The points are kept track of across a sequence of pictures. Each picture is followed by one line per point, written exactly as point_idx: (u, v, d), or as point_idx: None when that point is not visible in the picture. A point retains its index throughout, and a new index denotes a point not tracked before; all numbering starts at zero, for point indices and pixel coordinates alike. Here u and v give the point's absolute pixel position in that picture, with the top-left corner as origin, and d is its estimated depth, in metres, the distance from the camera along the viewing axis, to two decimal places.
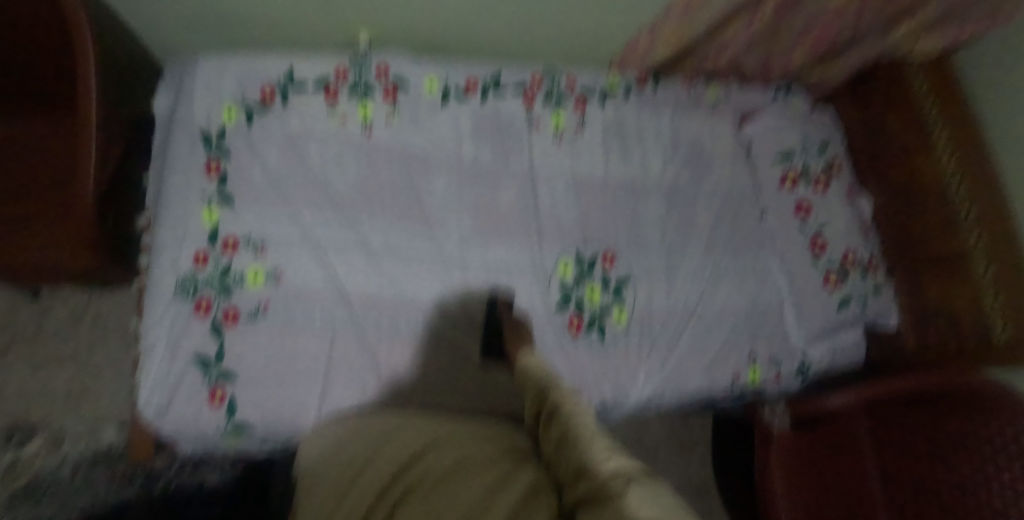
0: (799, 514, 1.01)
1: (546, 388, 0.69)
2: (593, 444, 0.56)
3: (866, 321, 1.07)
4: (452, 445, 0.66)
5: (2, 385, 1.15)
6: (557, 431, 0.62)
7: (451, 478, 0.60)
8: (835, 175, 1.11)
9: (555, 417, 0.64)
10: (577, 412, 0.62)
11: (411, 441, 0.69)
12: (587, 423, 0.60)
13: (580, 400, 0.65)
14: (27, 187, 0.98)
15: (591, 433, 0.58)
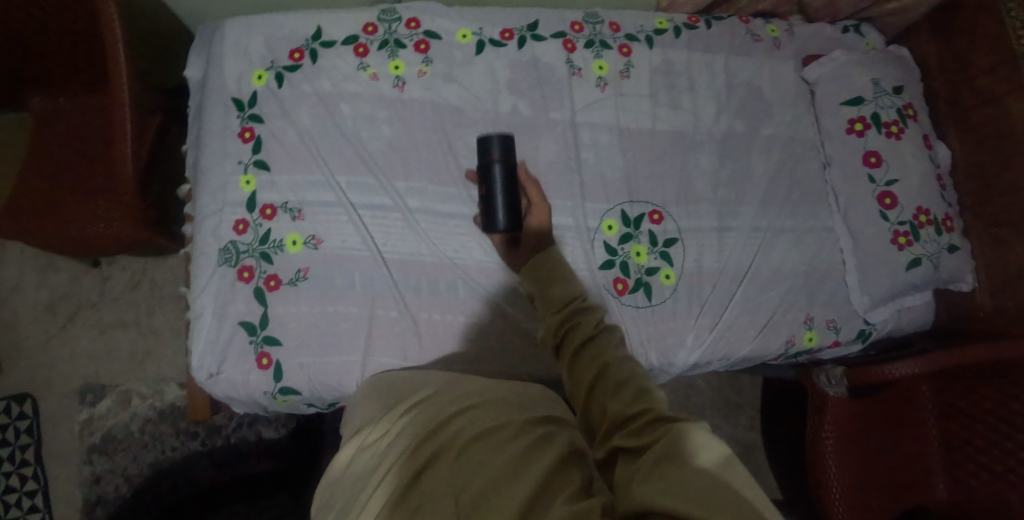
0: (854, 486, 0.95)
1: (574, 314, 0.62)
2: (635, 392, 0.53)
3: (938, 283, 0.98)
4: (492, 406, 0.59)
5: (74, 347, 1.22)
6: (595, 373, 0.56)
7: (471, 454, 0.51)
8: (910, 120, 1.00)
9: (592, 355, 0.58)
10: (618, 353, 0.58)
11: (424, 415, 0.60)
12: (631, 369, 0.56)
13: (614, 336, 0.60)
14: (78, 162, 1.00)
15: (637, 380, 0.54)
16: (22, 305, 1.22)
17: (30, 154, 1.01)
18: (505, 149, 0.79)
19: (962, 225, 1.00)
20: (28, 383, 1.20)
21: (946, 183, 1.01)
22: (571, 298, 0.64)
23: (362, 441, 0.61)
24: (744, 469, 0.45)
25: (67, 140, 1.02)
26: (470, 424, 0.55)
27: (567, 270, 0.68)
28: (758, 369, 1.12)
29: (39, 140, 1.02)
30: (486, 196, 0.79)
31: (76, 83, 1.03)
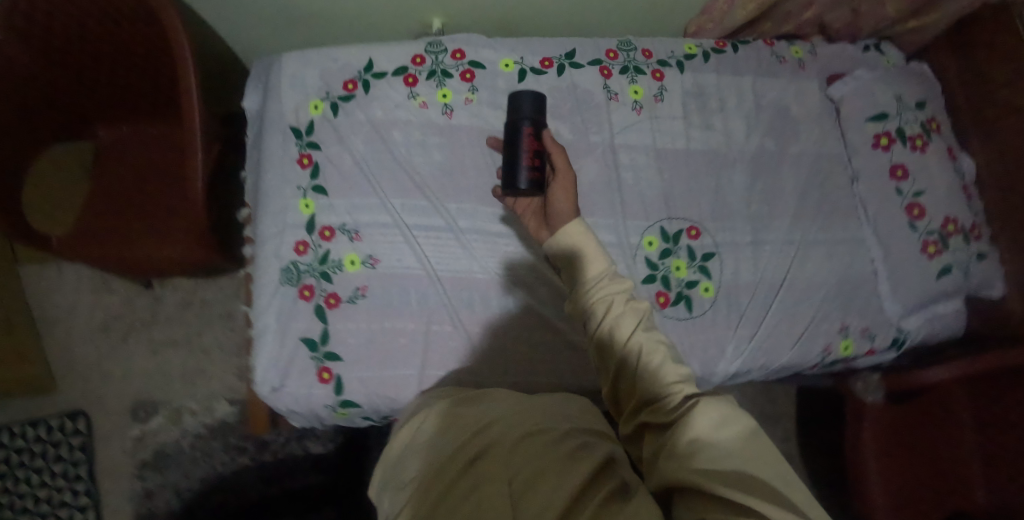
0: (894, 491, 0.97)
1: (601, 291, 0.64)
2: (661, 372, 0.57)
3: (968, 290, 1.02)
4: (535, 411, 0.61)
5: (127, 365, 1.26)
6: (623, 351, 0.60)
7: (523, 447, 0.54)
8: (934, 134, 1.04)
9: (620, 333, 0.61)
10: (646, 331, 0.61)
11: (473, 415, 0.62)
12: (658, 349, 0.59)
13: (640, 311, 0.63)
14: (143, 189, 1.07)
15: (663, 360, 0.58)
16: (76, 326, 1.27)
17: (107, 182, 1.09)
18: (536, 110, 0.86)
19: (989, 235, 1.04)
20: (82, 400, 1.25)
21: (972, 194, 1.05)
22: (597, 274, 0.66)
23: (412, 434, 0.63)
24: (764, 438, 0.50)
25: (140, 167, 1.09)
26: (517, 422, 0.58)
27: (593, 243, 0.70)
28: (793, 379, 1.15)
29: (115, 169, 1.10)
30: (527, 149, 0.83)
31: (149, 114, 1.10)
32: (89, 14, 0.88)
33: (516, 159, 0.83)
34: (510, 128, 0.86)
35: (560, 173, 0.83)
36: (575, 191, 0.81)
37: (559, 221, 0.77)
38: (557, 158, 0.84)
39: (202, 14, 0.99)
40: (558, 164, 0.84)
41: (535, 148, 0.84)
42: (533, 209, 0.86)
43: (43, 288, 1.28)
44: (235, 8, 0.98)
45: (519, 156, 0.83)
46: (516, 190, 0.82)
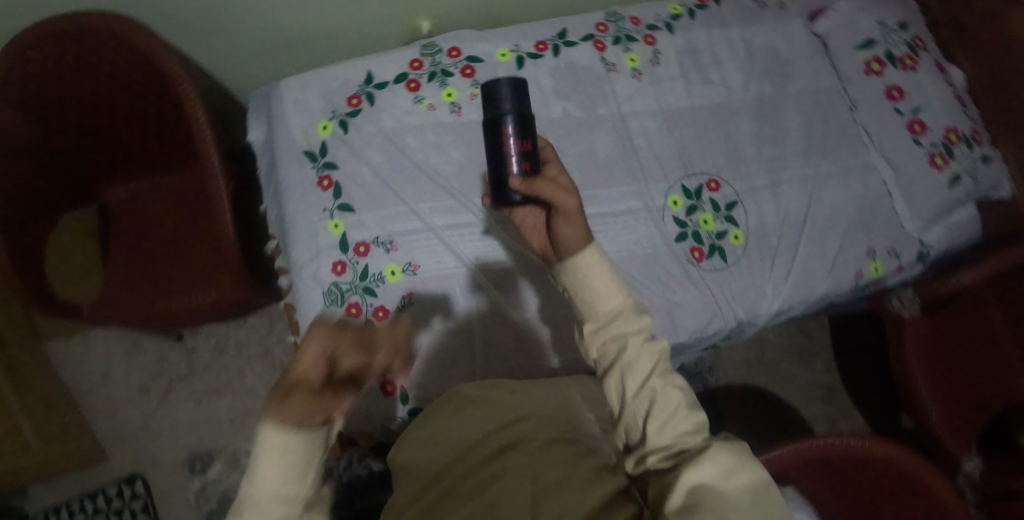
0: (942, 395, 1.02)
1: (612, 334, 0.59)
2: (666, 418, 0.55)
3: (980, 194, 1.06)
4: (561, 417, 0.62)
5: (173, 419, 1.26)
6: (632, 400, 0.57)
7: (552, 449, 0.54)
8: (921, 52, 1.08)
9: (632, 379, 0.57)
10: (661, 376, 0.57)
11: (496, 404, 0.62)
12: (672, 396, 0.56)
13: (654, 356, 0.58)
14: (165, 240, 1.07)
15: (677, 410, 0.56)
16: (114, 391, 1.26)
17: (129, 241, 1.08)
18: (518, 100, 0.69)
19: (989, 138, 1.08)
20: (134, 464, 1.24)
21: (967, 101, 1.08)
22: (611, 311, 0.59)
23: (442, 416, 0.65)
24: (774, 491, 0.48)
25: (160, 220, 1.08)
26: (546, 422, 0.59)
27: (608, 274, 0.60)
28: (828, 310, 1.19)
29: (134, 227, 1.09)
30: (515, 152, 0.68)
31: (162, 164, 1.08)
32: (84, 72, 0.88)
33: (506, 170, 0.68)
34: (489, 126, 0.70)
35: (556, 206, 0.62)
36: (585, 225, 0.62)
37: (568, 252, 0.62)
38: (550, 191, 0.62)
39: (195, 56, 0.99)
40: (557, 193, 0.62)
41: (526, 150, 0.68)
42: (536, 234, 0.68)
43: (73, 362, 1.26)
44: (226, 42, 0.98)
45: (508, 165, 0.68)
46: (513, 208, 0.69)
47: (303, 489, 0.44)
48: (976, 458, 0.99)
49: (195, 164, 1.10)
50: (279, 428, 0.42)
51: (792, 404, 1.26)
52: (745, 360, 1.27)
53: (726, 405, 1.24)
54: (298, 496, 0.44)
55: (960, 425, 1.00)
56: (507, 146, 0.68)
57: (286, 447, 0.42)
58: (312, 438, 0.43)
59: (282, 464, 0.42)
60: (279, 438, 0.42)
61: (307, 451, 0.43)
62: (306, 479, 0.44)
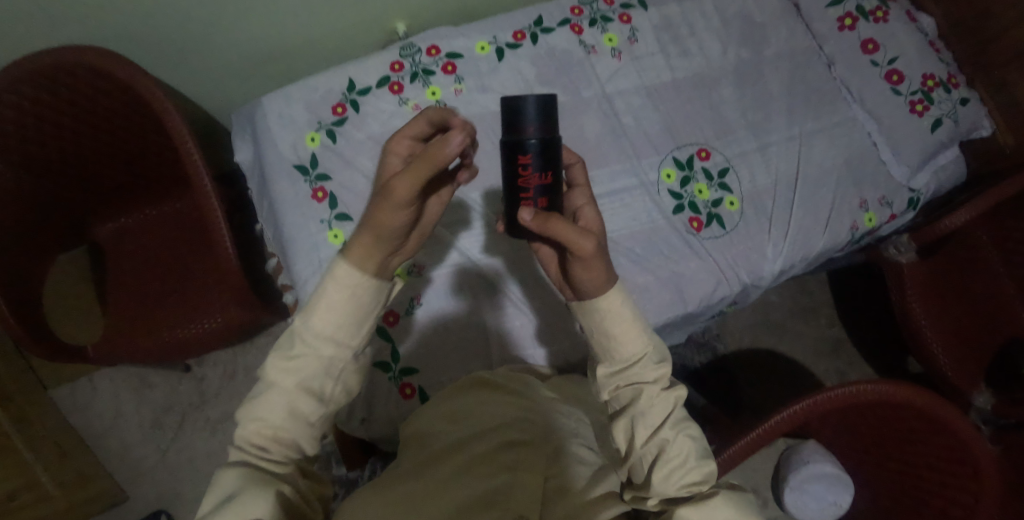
0: (947, 335, 1.03)
1: (629, 378, 0.60)
2: (672, 468, 0.57)
3: (962, 135, 1.08)
4: (562, 420, 0.67)
5: (190, 450, 1.25)
6: (645, 442, 0.59)
7: (557, 453, 0.59)
8: (891, 3, 1.10)
9: (644, 428, 0.59)
10: (673, 429, 0.59)
11: (505, 407, 0.67)
12: (680, 449, 0.58)
13: (666, 407, 0.60)
14: (161, 271, 1.06)
15: (686, 459, 0.57)
16: (127, 429, 1.25)
17: (128, 275, 1.07)
18: (544, 122, 0.54)
19: (965, 80, 1.10)
20: (156, 500, 1.22)
21: (940, 46, 1.10)
22: (631, 357, 0.59)
23: (459, 406, 0.69)
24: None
25: (158, 250, 1.07)
26: (551, 429, 0.63)
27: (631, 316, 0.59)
28: (826, 265, 1.21)
29: (128, 261, 1.07)
30: (533, 186, 0.55)
31: (153, 193, 1.07)
32: (61, 109, 0.86)
33: (521, 202, 0.56)
34: (505, 151, 0.55)
35: (573, 248, 0.53)
36: (603, 264, 0.56)
37: (590, 292, 0.58)
38: (571, 238, 0.52)
39: (173, 81, 0.98)
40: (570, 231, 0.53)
41: (546, 184, 0.55)
42: (549, 253, 0.62)
43: (82, 404, 1.25)
44: (204, 65, 0.97)
45: (524, 200, 0.56)
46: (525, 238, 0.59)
47: (354, 344, 0.55)
48: (986, 392, 1.02)
49: (184, 192, 1.09)
50: (351, 265, 0.53)
51: (801, 361, 1.28)
52: (751, 323, 1.29)
53: (737, 370, 1.26)
54: (348, 348, 0.54)
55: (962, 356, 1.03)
56: (524, 177, 0.55)
57: (357, 287, 0.54)
58: (379, 287, 0.55)
59: (348, 305, 0.53)
60: (354, 274, 0.53)
61: (366, 306, 0.54)
62: (360, 335, 0.55)
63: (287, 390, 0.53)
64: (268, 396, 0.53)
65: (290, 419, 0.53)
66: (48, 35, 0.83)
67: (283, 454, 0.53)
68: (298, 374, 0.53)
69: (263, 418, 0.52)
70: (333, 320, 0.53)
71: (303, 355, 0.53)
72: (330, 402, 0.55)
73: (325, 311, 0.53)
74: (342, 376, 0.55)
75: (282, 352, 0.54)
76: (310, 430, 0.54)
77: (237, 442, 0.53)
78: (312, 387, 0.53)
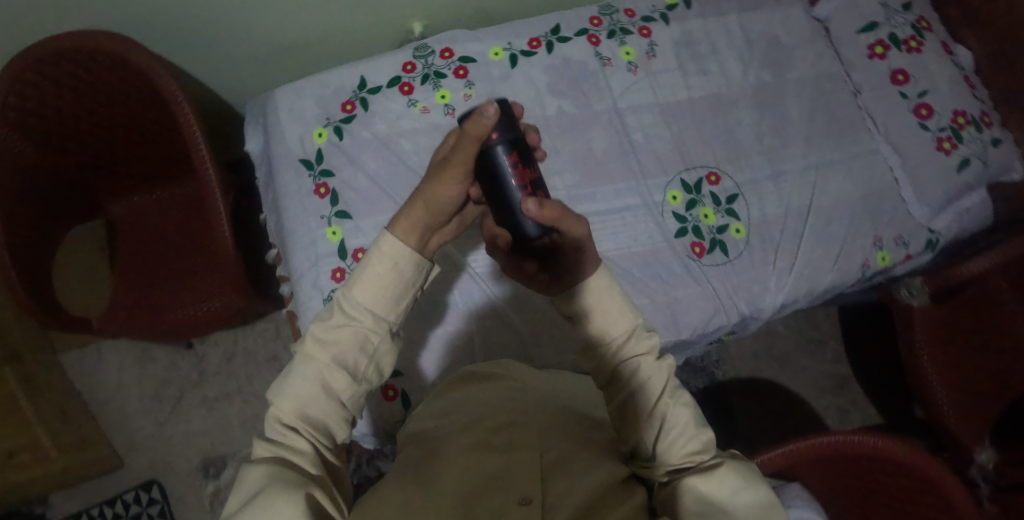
0: (957, 386, 0.99)
1: (622, 349, 0.55)
2: (675, 433, 0.51)
3: (991, 178, 1.03)
4: (552, 408, 0.63)
5: (187, 424, 1.29)
6: (644, 417, 0.53)
7: (552, 435, 0.55)
8: (927, 33, 1.05)
9: (643, 401, 0.53)
10: (673, 394, 0.54)
11: (495, 397, 0.63)
12: (682, 414, 0.53)
13: (663, 373, 0.55)
14: (168, 251, 1.08)
15: (685, 426, 0.52)
16: (127, 400, 1.29)
17: (133, 254, 1.09)
18: (506, 122, 0.54)
19: (1000, 119, 1.04)
20: (150, 470, 1.26)
21: (975, 82, 1.05)
22: (620, 333, 0.55)
23: (453, 400, 0.66)
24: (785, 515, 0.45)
25: (164, 231, 1.10)
26: (544, 414, 0.60)
27: (612, 285, 0.56)
28: (836, 300, 1.17)
29: (137, 239, 1.10)
30: (519, 189, 0.55)
31: (161, 177, 1.10)
32: (79, 90, 0.89)
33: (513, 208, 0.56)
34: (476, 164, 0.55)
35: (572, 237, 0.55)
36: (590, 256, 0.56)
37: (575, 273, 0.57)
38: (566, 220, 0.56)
39: (187, 68, 0.99)
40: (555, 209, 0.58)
41: (532, 181, 0.56)
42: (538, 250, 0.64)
43: (88, 371, 1.30)
44: (221, 54, 0.98)
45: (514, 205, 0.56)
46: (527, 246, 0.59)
47: (391, 320, 0.51)
48: (989, 450, 0.97)
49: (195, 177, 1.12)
50: (399, 237, 0.51)
51: (800, 395, 1.24)
52: (752, 351, 1.26)
53: (733, 398, 1.23)
54: (384, 324, 0.51)
55: (967, 410, 0.98)
56: (507, 184, 0.55)
57: (399, 257, 0.51)
58: (419, 265, 0.52)
59: (390, 278, 0.50)
60: (401, 245, 0.51)
61: (406, 278, 0.52)
62: (397, 311, 0.52)
63: (321, 365, 0.48)
64: (300, 372, 0.48)
65: (322, 398, 0.48)
66: (69, 18, 0.85)
67: (311, 439, 0.47)
68: (334, 348, 0.49)
69: (298, 397, 0.47)
70: (375, 291, 0.50)
71: (343, 327, 0.49)
72: (364, 381, 0.50)
73: (367, 284, 0.50)
74: (375, 356, 0.50)
75: (319, 326, 0.50)
76: (339, 412, 0.49)
77: (267, 431, 0.47)
78: (346, 364, 0.49)
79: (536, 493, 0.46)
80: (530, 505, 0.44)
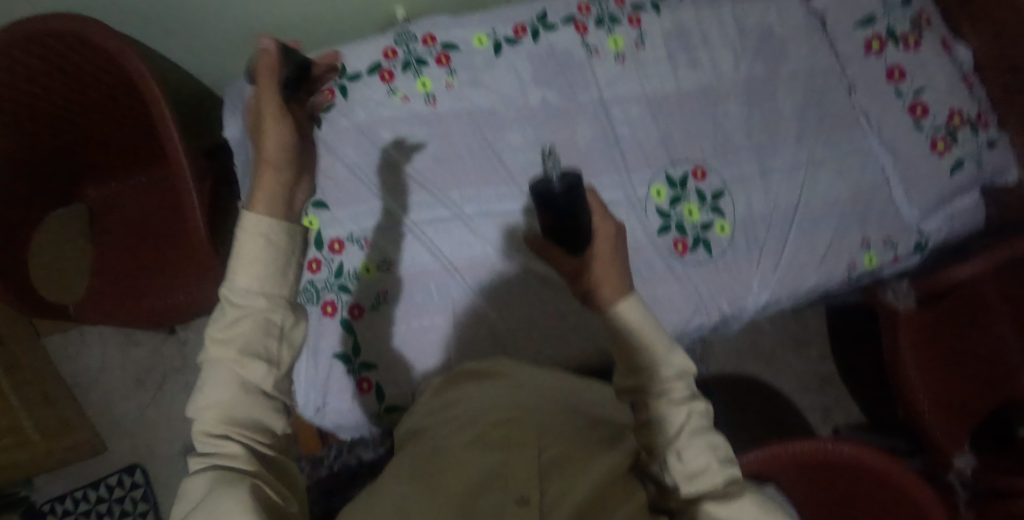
0: (945, 387, 0.98)
1: (647, 376, 0.50)
2: (696, 467, 0.47)
3: (984, 182, 1.01)
4: (546, 399, 0.61)
5: (171, 409, 1.29)
6: (660, 448, 0.49)
7: (548, 430, 0.54)
8: (926, 28, 1.02)
9: (663, 432, 0.49)
10: (699, 427, 0.49)
11: (489, 393, 0.62)
12: (709, 449, 0.48)
13: (687, 406, 0.49)
14: (143, 238, 1.07)
15: (707, 466, 0.47)
16: (111, 384, 1.29)
17: (111, 241, 1.08)
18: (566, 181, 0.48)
19: (997, 120, 1.02)
20: (133, 455, 1.27)
21: (973, 81, 1.02)
22: (645, 360, 0.50)
23: (448, 396, 0.65)
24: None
25: (143, 217, 1.09)
26: (539, 406, 0.58)
27: (640, 309, 0.50)
28: (822, 299, 1.15)
29: (114, 224, 1.09)
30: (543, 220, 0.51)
31: (138, 163, 1.08)
32: (53, 74, 0.87)
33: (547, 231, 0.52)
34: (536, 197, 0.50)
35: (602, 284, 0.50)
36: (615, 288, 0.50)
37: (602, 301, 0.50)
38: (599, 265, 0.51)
39: (162, 52, 0.97)
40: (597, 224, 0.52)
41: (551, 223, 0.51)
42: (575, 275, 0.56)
43: (72, 355, 1.30)
44: (197, 37, 0.96)
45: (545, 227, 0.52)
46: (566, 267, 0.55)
47: (289, 293, 0.43)
48: (968, 455, 0.96)
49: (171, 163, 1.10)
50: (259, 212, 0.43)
51: (783, 394, 1.23)
52: (737, 347, 1.24)
53: (716, 395, 1.22)
54: (281, 299, 0.43)
55: (948, 410, 0.97)
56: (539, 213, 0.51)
57: (268, 227, 0.43)
58: (290, 228, 0.44)
59: (264, 255, 0.42)
60: (264, 216, 0.43)
61: (291, 250, 0.44)
62: (288, 282, 0.43)
63: (228, 362, 0.40)
64: (211, 376, 0.40)
65: (240, 395, 0.40)
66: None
67: (248, 438, 0.41)
68: (237, 340, 0.41)
69: (216, 401, 0.40)
70: (257, 269, 0.42)
71: (239, 320, 0.41)
72: (279, 362, 0.43)
73: (246, 261, 0.41)
74: (285, 332, 0.43)
75: (213, 325, 0.41)
76: (269, 402, 0.42)
77: (195, 446, 0.40)
78: (257, 352, 0.41)
79: (534, 493, 0.45)
80: (529, 504, 0.44)
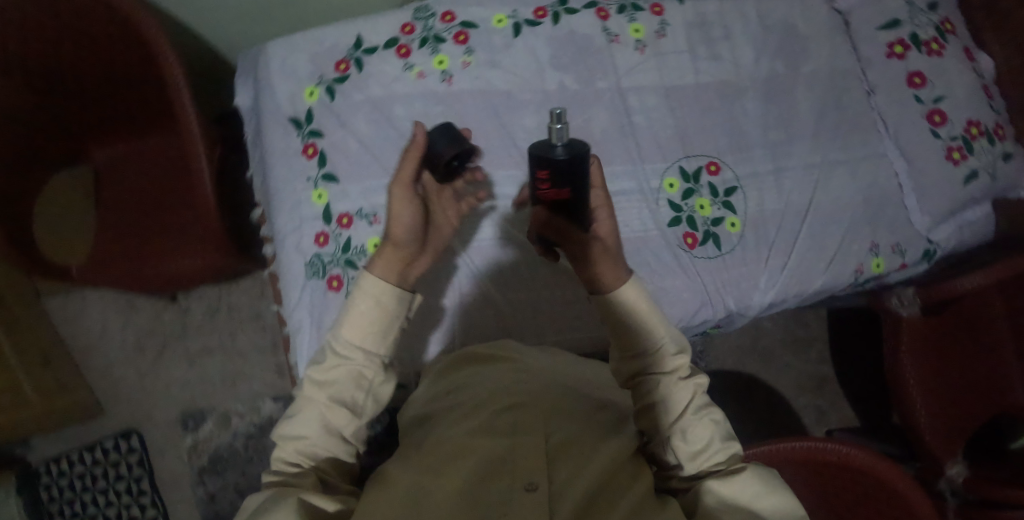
0: (941, 396, 0.98)
1: (648, 363, 0.55)
2: (699, 446, 0.52)
3: (996, 193, 1.01)
4: (552, 383, 0.61)
5: (169, 376, 1.29)
6: (664, 430, 0.54)
7: (555, 414, 0.53)
8: (949, 35, 1.02)
9: (667, 414, 0.54)
10: (699, 408, 0.54)
11: (495, 376, 0.61)
12: (709, 429, 0.53)
13: (687, 389, 0.54)
14: (147, 201, 1.06)
15: (709, 443, 0.52)
16: (110, 348, 1.29)
17: (116, 204, 1.07)
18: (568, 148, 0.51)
19: (1013, 132, 1.02)
20: (130, 419, 1.27)
21: (993, 91, 1.02)
22: (647, 348, 0.55)
23: (452, 379, 0.65)
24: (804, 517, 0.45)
25: (148, 181, 1.07)
26: (545, 390, 0.58)
27: (642, 301, 0.55)
28: (827, 301, 1.15)
29: (120, 187, 1.08)
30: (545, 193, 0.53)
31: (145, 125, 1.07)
32: (63, 35, 0.86)
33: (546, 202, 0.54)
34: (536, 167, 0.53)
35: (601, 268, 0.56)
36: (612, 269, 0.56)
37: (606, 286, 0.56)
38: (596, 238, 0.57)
39: (177, 15, 0.95)
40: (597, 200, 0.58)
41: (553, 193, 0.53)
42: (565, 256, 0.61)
43: (72, 316, 1.29)
44: (213, 2, 0.94)
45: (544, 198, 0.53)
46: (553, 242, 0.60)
47: (380, 354, 0.57)
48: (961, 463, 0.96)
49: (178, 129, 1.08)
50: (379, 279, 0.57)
51: (780, 393, 1.24)
52: (737, 344, 1.25)
53: (714, 390, 1.22)
54: (376, 358, 0.56)
55: (944, 419, 0.97)
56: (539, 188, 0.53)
57: (382, 295, 0.56)
58: (401, 298, 0.57)
59: (370, 320, 0.56)
60: (380, 282, 0.56)
61: (393, 323, 0.57)
62: (386, 343, 0.57)
63: (321, 404, 0.54)
64: (303, 412, 0.54)
65: (323, 431, 0.53)
66: None
67: (315, 467, 0.53)
68: (333, 388, 0.54)
69: (302, 436, 0.53)
70: (366, 332, 0.56)
71: (338, 366, 0.55)
72: (362, 413, 0.56)
73: (357, 325, 0.56)
74: (372, 388, 0.56)
75: (318, 370, 0.56)
76: (343, 445, 0.54)
77: (273, 467, 0.53)
78: (344, 402, 0.55)
79: (541, 479, 0.45)
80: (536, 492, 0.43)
